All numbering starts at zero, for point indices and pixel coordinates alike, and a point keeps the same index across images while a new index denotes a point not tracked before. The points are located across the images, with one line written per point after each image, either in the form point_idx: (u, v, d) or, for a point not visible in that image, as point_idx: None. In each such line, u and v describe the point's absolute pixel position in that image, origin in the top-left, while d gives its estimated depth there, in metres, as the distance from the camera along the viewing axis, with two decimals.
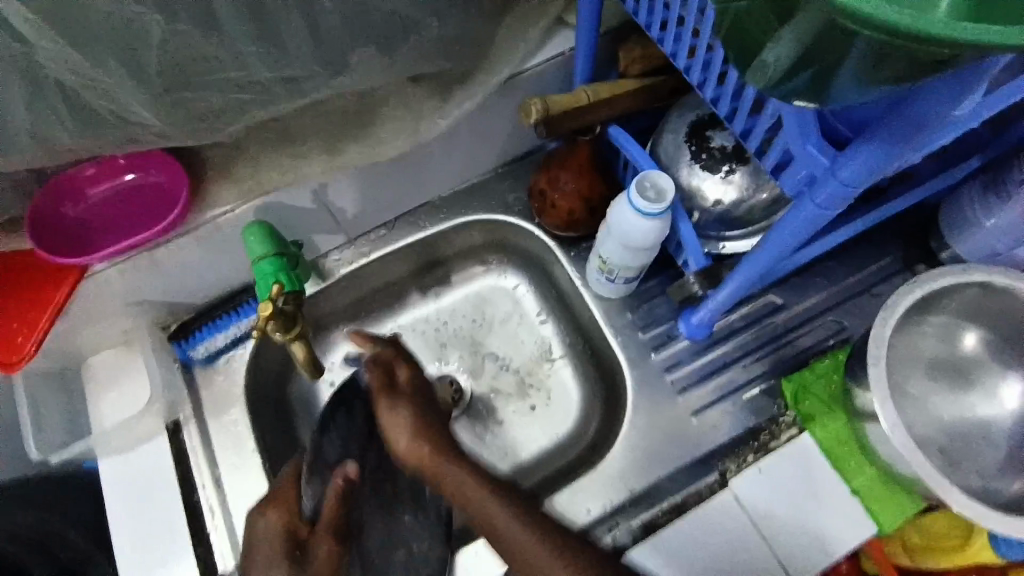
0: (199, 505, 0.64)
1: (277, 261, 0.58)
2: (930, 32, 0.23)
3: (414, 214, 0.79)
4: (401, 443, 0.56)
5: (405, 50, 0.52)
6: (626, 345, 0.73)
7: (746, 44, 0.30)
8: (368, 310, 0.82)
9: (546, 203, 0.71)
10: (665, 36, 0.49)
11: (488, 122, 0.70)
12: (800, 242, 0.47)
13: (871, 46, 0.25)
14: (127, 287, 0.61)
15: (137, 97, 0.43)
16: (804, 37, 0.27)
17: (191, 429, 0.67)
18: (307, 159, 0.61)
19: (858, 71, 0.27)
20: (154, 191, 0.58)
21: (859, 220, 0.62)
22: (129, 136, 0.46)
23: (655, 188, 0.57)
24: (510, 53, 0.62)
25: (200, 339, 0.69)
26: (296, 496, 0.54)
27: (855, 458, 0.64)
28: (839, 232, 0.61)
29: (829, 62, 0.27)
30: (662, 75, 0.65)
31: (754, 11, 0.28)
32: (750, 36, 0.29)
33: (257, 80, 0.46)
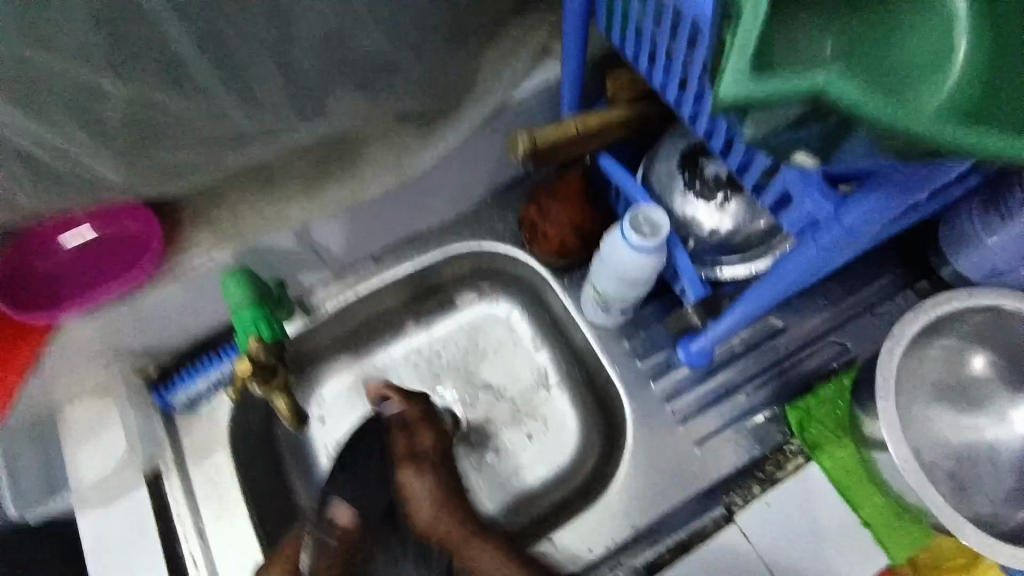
0: (183, 558, 0.62)
1: (258, 310, 0.56)
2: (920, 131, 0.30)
3: (401, 245, 0.77)
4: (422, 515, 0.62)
5: (386, 91, 0.50)
6: (624, 374, 0.71)
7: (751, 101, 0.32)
8: (358, 344, 0.80)
9: (537, 233, 0.70)
10: (653, 69, 0.48)
11: (474, 152, 0.68)
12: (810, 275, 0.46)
13: (866, 126, 0.31)
14: (102, 338, 0.58)
15: (100, 156, 0.40)
16: (801, 108, 0.31)
17: (173, 480, 0.65)
18: (287, 201, 0.58)
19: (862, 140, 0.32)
20: (125, 239, 0.56)
21: None
22: (97, 194, 0.44)
23: (649, 223, 0.55)
24: (494, 83, 0.60)
25: (178, 385, 0.66)
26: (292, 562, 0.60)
27: (863, 487, 0.63)
28: None
29: (836, 124, 0.31)
30: (652, 99, 0.63)
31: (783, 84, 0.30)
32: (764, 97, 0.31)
33: (229, 132, 0.44)
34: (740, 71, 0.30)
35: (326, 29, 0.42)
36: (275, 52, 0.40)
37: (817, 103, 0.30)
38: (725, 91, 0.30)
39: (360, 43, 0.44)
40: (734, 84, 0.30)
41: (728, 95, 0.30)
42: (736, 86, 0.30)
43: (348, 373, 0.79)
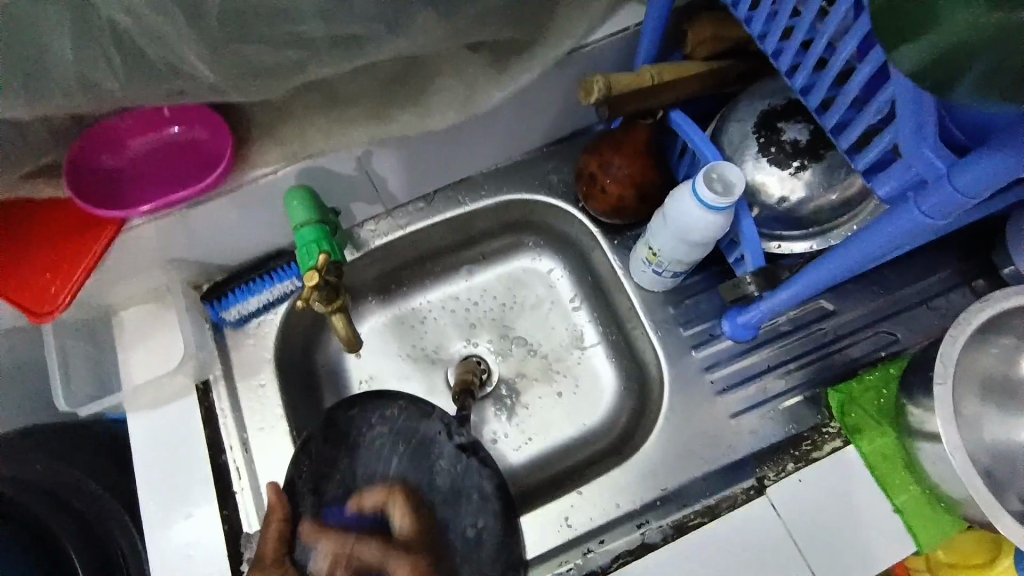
0: (224, 463, 0.63)
1: (320, 228, 0.56)
2: None
3: (453, 188, 0.76)
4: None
5: (468, 13, 0.48)
6: (667, 340, 0.70)
7: (885, 25, 0.31)
8: (399, 283, 0.80)
9: (594, 186, 0.68)
10: (754, 17, 0.46)
11: (540, 96, 0.66)
12: (897, 247, 0.44)
13: (988, 66, 0.28)
14: (163, 242, 0.59)
15: (193, 46, 0.40)
16: (939, 49, 0.29)
17: (220, 389, 0.66)
18: (352, 124, 0.58)
19: (971, 87, 0.29)
20: (196, 146, 0.56)
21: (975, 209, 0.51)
22: (178, 87, 0.43)
23: (722, 180, 0.53)
24: (574, 23, 0.58)
25: (232, 301, 0.67)
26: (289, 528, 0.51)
27: (899, 475, 0.62)
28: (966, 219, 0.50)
29: (939, 79, 0.30)
30: (730, 59, 0.62)
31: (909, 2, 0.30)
32: (891, 27, 0.31)
33: (312, 36, 0.43)
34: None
35: None
36: None
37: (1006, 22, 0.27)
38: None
39: None
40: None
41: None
42: None
43: (385, 313, 0.80)
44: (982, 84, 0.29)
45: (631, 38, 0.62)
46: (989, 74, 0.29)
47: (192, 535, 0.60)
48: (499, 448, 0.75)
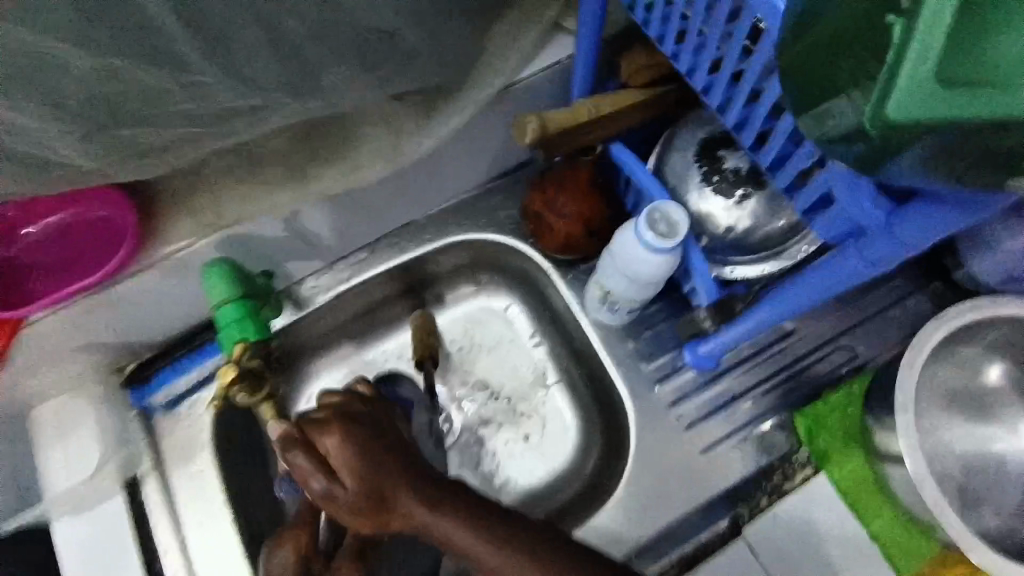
0: (161, 567, 0.58)
1: (242, 304, 0.52)
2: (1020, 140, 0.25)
3: (396, 235, 0.73)
4: (342, 498, 0.44)
5: (383, 68, 0.45)
6: (630, 377, 0.68)
7: (811, 85, 0.29)
8: (349, 337, 0.76)
9: (542, 225, 0.66)
10: (681, 53, 0.44)
11: (476, 137, 0.63)
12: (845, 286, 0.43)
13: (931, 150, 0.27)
14: (71, 331, 0.54)
15: (63, 138, 0.36)
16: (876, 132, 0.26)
17: (153, 485, 0.60)
18: (273, 187, 0.54)
19: (911, 164, 0.28)
20: (95, 229, 0.51)
21: None
22: (61, 176, 0.39)
23: (666, 220, 0.51)
24: (500, 64, 0.56)
25: (157, 384, 0.63)
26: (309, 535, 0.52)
27: (874, 501, 0.61)
28: None
29: (874, 156, 0.28)
30: (668, 85, 0.59)
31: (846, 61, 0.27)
32: (819, 79, 0.28)
33: (209, 111, 0.39)
34: (912, 87, 0.25)
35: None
36: (262, 17, 0.36)
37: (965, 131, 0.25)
38: (874, 113, 0.26)
39: (356, 9, 0.40)
40: (903, 104, 0.25)
41: (877, 120, 0.26)
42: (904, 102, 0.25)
43: (337, 367, 0.75)
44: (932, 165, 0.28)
45: (563, 73, 0.59)
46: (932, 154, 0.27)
47: None
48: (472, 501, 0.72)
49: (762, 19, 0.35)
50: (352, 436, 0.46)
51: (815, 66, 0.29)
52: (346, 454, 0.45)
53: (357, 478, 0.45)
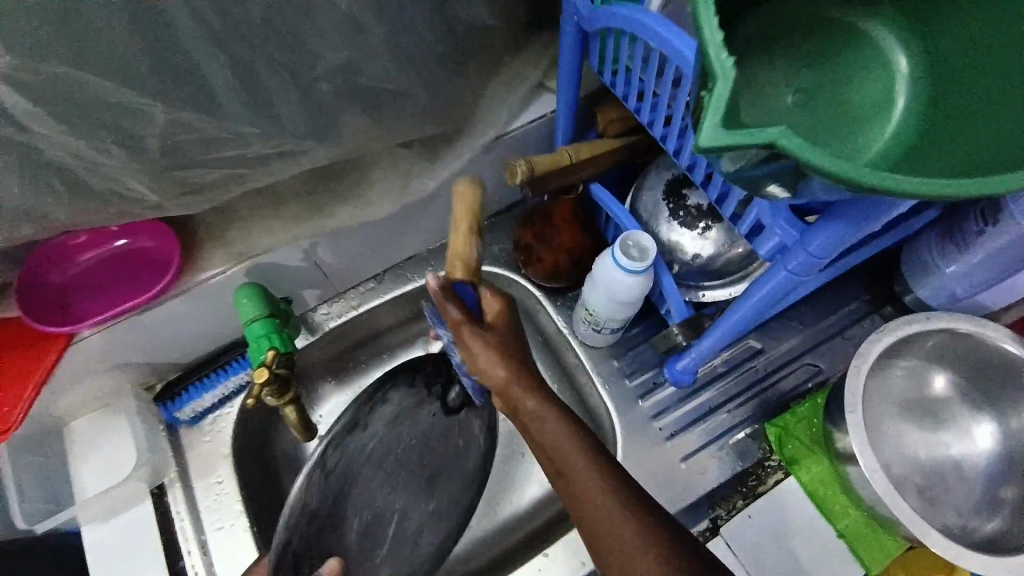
0: (183, 569, 0.63)
1: (268, 322, 0.59)
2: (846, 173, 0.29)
3: (401, 266, 0.80)
4: (487, 368, 0.52)
5: (396, 119, 0.54)
6: (614, 392, 0.74)
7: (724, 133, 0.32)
8: (355, 361, 0.82)
9: (532, 256, 0.74)
10: (642, 108, 0.53)
11: (472, 178, 0.72)
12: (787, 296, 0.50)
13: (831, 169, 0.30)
14: (112, 349, 0.60)
15: (136, 176, 0.44)
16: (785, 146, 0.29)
17: (176, 492, 0.65)
18: (298, 220, 0.62)
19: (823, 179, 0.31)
20: (142, 256, 0.59)
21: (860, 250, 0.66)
22: (125, 209, 0.47)
23: (638, 246, 0.59)
24: (493, 118, 0.66)
25: (186, 400, 0.67)
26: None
27: (840, 502, 0.66)
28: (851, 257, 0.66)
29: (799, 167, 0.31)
30: (637, 134, 0.69)
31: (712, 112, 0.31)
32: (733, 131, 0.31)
33: (250, 155, 0.47)
34: (716, 122, 0.29)
35: (345, 66, 0.46)
36: (302, 81, 0.45)
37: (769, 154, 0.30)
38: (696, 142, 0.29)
39: (375, 74, 0.49)
40: (712, 136, 0.29)
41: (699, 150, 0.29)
42: (714, 135, 0.29)
43: (344, 391, 0.81)
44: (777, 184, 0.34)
45: (548, 124, 0.69)
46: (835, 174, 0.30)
47: None
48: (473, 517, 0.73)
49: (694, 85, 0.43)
50: (499, 373, 0.52)
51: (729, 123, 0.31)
52: (491, 350, 0.53)
53: (503, 352, 0.53)
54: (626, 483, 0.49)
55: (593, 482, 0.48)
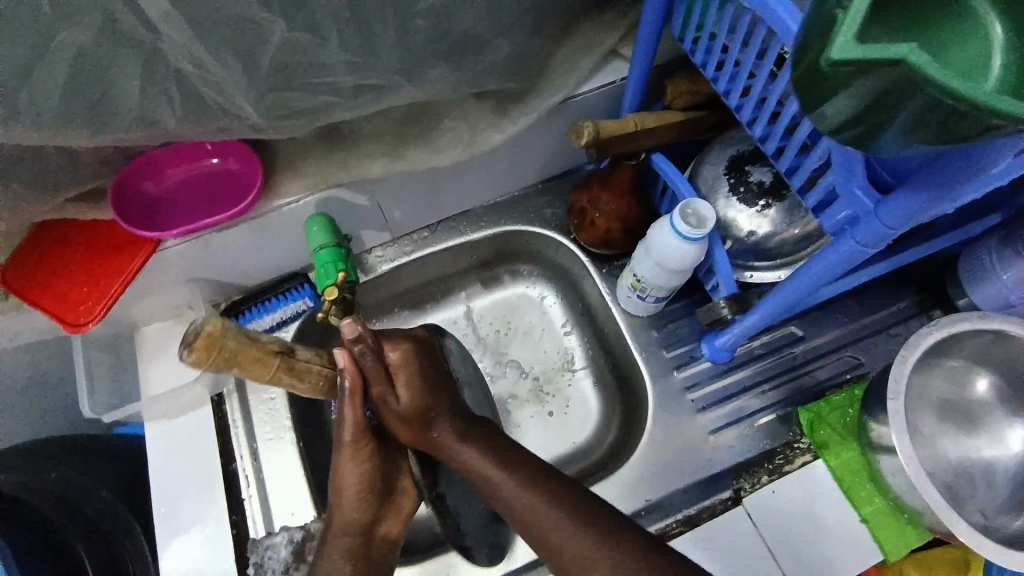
0: (234, 472, 0.67)
1: (335, 250, 0.64)
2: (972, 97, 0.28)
3: (456, 219, 0.82)
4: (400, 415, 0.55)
5: (478, 67, 0.56)
6: (651, 361, 0.76)
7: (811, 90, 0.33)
8: (401, 307, 0.85)
9: (584, 219, 0.75)
10: (719, 77, 0.54)
11: (535, 139, 0.74)
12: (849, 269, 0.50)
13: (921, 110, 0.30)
14: (188, 263, 0.65)
15: (244, 93, 0.47)
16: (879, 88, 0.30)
17: (232, 402, 0.70)
18: (370, 159, 0.65)
19: (902, 129, 0.32)
20: (226, 177, 0.63)
21: (917, 246, 0.66)
22: (226, 125, 0.51)
23: (696, 215, 0.60)
24: (565, 78, 0.66)
25: (248, 319, 0.72)
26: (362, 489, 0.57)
27: (865, 489, 0.67)
28: (907, 252, 0.66)
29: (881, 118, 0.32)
30: (705, 110, 0.69)
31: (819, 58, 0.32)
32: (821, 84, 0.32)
33: (343, 84, 0.50)
34: (851, 35, 0.30)
35: (441, 8, 0.48)
36: (402, 17, 0.47)
37: (894, 76, 0.30)
38: (823, 59, 0.31)
39: (468, 19, 0.51)
40: (844, 47, 0.30)
41: (828, 64, 0.30)
42: (847, 48, 0.30)
43: None
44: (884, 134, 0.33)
45: (616, 92, 0.70)
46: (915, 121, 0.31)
47: (201, 540, 0.64)
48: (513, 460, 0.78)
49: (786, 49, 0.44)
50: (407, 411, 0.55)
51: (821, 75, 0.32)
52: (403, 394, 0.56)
53: (427, 392, 0.57)
54: (591, 512, 0.51)
55: (540, 514, 0.51)
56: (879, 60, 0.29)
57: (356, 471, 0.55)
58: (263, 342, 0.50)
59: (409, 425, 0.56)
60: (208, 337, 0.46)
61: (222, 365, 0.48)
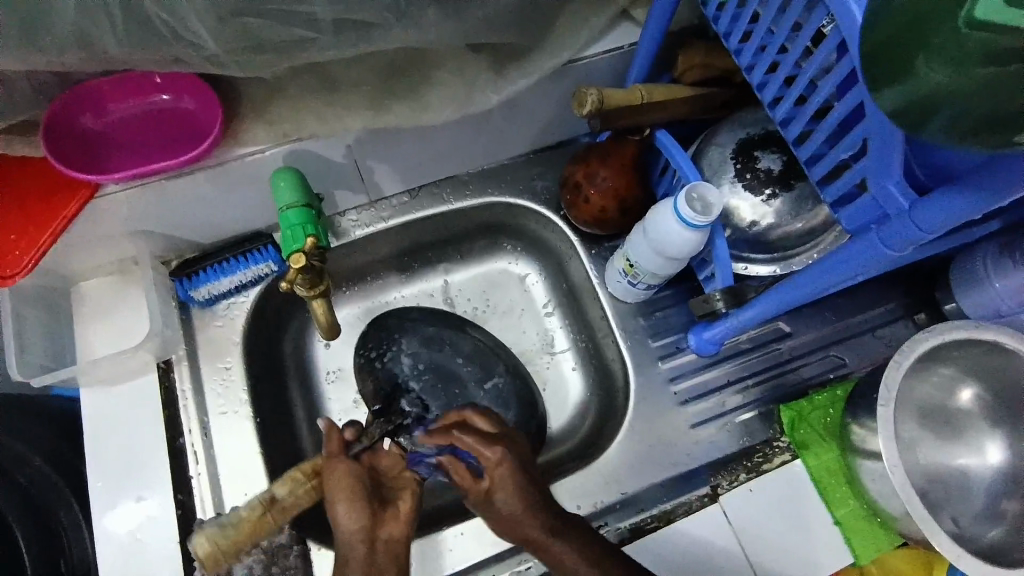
0: (181, 448, 0.61)
1: (304, 212, 0.58)
2: None
3: (438, 185, 0.76)
4: (506, 495, 0.54)
5: (477, 13, 0.50)
6: (636, 349, 0.73)
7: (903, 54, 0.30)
8: (374, 276, 0.79)
9: (578, 197, 0.70)
10: (743, 49, 0.49)
11: (531, 104, 0.68)
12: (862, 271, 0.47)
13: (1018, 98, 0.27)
14: (135, 214, 0.57)
15: (202, 17, 0.41)
16: (987, 66, 0.27)
17: (183, 370, 0.64)
18: (347, 111, 0.58)
19: (982, 119, 0.29)
20: (181, 118, 0.55)
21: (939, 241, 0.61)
22: (181, 54, 0.44)
23: (702, 201, 0.56)
24: (571, 39, 0.60)
25: (203, 280, 0.65)
26: (352, 480, 0.53)
27: (842, 490, 0.66)
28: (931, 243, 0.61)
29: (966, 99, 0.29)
30: (715, 87, 0.65)
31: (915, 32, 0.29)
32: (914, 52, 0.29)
33: (318, 18, 0.44)
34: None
35: None
36: None
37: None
38: (961, 18, 0.27)
39: None
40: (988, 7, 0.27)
41: (965, 23, 0.27)
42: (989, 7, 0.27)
43: (356, 304, 0.79)
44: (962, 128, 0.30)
45: (623, 60, 0.64)
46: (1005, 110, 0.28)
47: (142, 519, 0.58)
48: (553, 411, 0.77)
49: (832, 18, 0.38)
50: (519, 499, 0.54)
51: (918, 37, 0.29)
52: (509, 478, 0.54)
53: (519, 498, 0.54)
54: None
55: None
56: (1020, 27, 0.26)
57: (342, 482, 0.52)
58: (246, 518, 0.53)
59: (504, 525, 0.55)
60: (207, 555, 0.52)
61: (232, 557, 0.53)
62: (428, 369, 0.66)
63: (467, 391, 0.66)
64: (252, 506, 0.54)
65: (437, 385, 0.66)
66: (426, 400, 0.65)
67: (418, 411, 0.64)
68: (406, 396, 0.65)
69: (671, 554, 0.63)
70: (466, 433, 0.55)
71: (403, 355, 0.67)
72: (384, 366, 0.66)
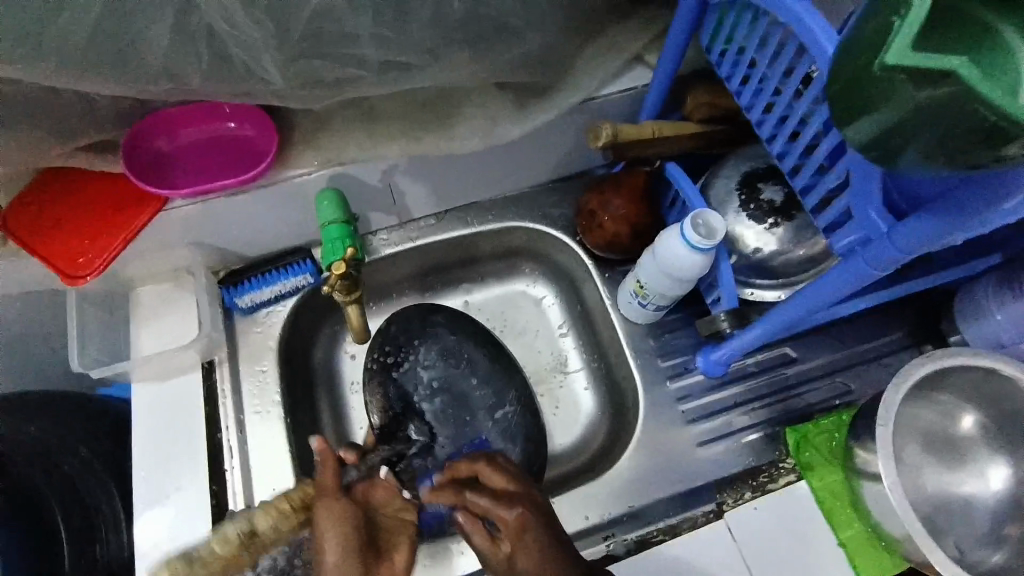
0: (219, 443, 0.66)
1: (343, 227, 0.63)
2: (1015, 113, 0.29)
3: (463, 210, 0.82)
4: (524, 558, 0.48)
5: (505, 57, 0.56)
6: (645, 369, 0.76)
7: (848, 97, 0.35)
8: (399, 293, 0.84)
9: (593, 222, 0.75)
10: (743, 91, 0.55)
11: (551, 137, 0.74)
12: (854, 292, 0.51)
13: (944, 133, 0.32)
14: (193, 225, 0.64)
15: (271, 55, 0.48)
16: (908, 109, 0.32)
17: (223, 372, 0.69)
18: (386, 138, 0.64)
19: (923, 150, 0.33)
20: (241, 142, 0.62)
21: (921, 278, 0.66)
22: (248, 87, 0.51)
23: (706, 227, 0.61)
24: (588, 79, 0.67)
25: (247, 289, 0.71)
26: (345, 518, 0.51)
27: (845, 513, 0.68)
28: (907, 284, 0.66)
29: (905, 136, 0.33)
30: (721, 124, 0.70)
31: (851, 86, 0.35)
32: (854, 104, 0.35)
33: (366, 58, 0.50)
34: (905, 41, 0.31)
35: None
36: None
37: (942, 94, 0.31)
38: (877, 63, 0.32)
39: (502, 6, 0.51)
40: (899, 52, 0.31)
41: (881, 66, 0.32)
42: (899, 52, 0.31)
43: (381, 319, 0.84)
44: (931, 150, 0.33)
45: (636, 98, 0.70)
46: (942, 141, 0.32)
47: (179, 507, 0.63)
48: (560, 429, 0.80)
49: (817, 65, 0.44)
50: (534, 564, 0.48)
51: (858, 88, 0.34)
52: (532, 544, 0.48)
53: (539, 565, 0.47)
54: None
55: None
56: (932, 68, 0.30)
57: (336, 517, 0.50)
58: (220, 551, 0.52)
59: None
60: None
61: None
62: (442, 389, 0.68)
63: (476, 418, 0.67)
64: (226, 540, 0.52)
65: (448, 407, 0.68)
66: (434, 426, 0.67)
67: (425, 438, 0.66)
68: (416, 420, 0.67)
69: (677, 568, 0.65)
70: (478, 493, 0.53)
71: (419, 367, 0.69)
72: (398, 379, 0.68)
